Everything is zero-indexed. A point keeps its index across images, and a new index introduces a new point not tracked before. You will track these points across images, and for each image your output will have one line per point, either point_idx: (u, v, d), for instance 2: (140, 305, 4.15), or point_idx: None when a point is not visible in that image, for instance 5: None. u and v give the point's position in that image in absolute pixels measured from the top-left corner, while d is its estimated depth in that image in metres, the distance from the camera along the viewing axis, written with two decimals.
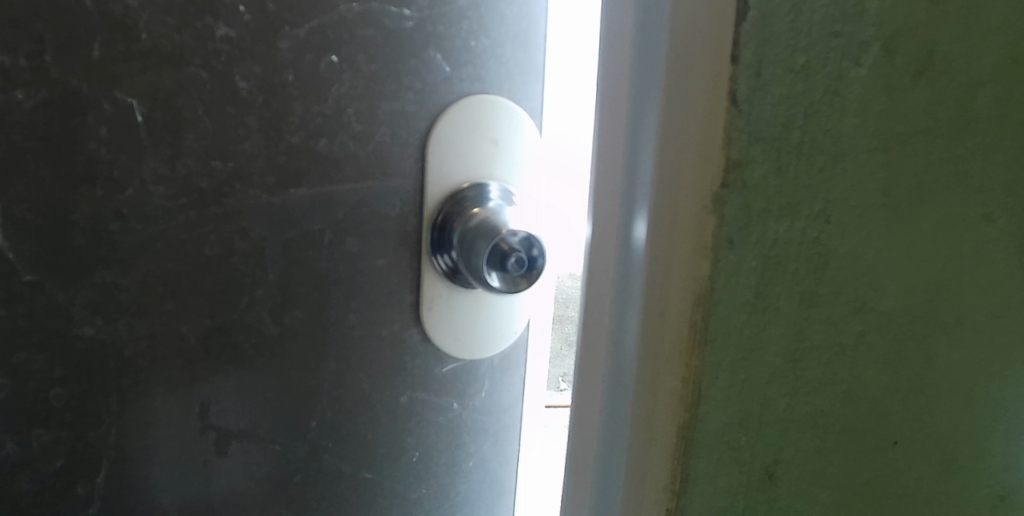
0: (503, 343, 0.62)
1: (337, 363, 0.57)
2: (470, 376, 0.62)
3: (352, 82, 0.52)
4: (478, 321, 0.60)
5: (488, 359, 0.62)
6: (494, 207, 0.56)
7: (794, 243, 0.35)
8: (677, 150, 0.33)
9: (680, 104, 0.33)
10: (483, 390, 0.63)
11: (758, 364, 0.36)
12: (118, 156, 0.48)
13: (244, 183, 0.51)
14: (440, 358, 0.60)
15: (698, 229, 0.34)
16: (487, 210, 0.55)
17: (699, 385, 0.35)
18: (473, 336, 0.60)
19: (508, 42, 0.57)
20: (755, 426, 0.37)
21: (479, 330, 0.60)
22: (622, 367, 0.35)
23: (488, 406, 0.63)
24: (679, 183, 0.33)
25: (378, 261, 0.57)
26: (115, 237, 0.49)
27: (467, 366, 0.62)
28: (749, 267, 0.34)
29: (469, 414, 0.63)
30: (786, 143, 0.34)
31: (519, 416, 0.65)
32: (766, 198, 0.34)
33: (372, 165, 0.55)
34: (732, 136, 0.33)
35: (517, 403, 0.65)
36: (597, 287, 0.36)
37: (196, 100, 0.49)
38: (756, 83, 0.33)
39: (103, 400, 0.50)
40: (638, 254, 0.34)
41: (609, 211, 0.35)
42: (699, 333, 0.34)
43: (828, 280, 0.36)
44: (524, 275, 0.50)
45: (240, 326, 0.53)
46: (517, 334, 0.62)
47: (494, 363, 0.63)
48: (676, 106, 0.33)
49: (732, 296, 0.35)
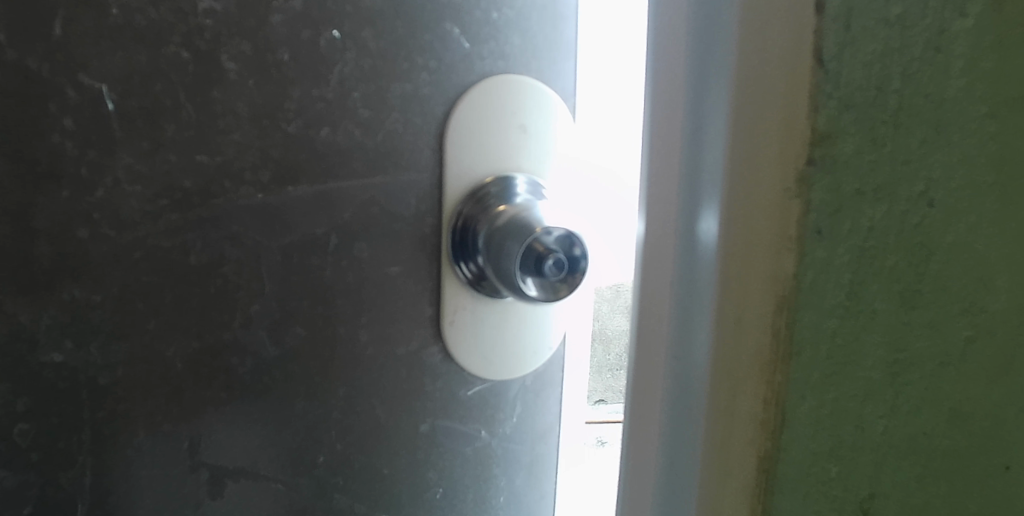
0: (537, 361, 0.57)
1: (347, 387, 0.51)
2: (494, 398, 0.56)
3: (356, 61, 0.47)
4: (503, 339, 0.55)
5: (519, 381, 0.57)
6: (523, 203, 0.51)
7: (892, 233, 0.29)
8: (752, 121, 0.27)
9: (752, 64, 0.27)
10: (514, 415, 0.57)
11: (850, 380, 0.30)
12: (86, 151, 0.42)
13: (235, 181, 0.46)
14: (462, 378, 0.55)
15: (780, 219, 0.28)
16: (514, 207, 0.50)
17: (783, 407, 0.29)
18: (504, 355, 0.55)
19: (534, 13, 0.52)
20: (847, 454, 0.30)
21: (508, 352, 0.55)
22: (690, 386, 0.30)
23: (519, 433, 0.58)
24: (756, 165, 0.27)
25: (391, 270, 0.51)
26: (85, 246, 0.43)
27: (490, 386, 0.56)
28: (840, 263, 0.28)
29: (498, 443, 0.57)
30: (881, 110, 0.28)
31: (556, 444, 0.60)
32: (859, 179, 0.28)
33: (382, 159, 0.49)
34: (818, 103, 0.27)
35: (551, 430, 0.60)
36: (654, 292, 0.30)
37: (177, 85, 0.44)
38: (846, 37, 0.27)
39: (75, 437, 0.45)
40: (708, 251, 0.28)
41: (666, 200, 0.29)
42: (783, 344, 0.28)
43: (932, 276, 0.30)
44: (564, 281, 0.45)
45: (234, 347, 0.48)
46: (551, 351, 0.57)
47: (527, 384, 0.58)
48: (749, 68, 0.27)
49: (821, 298, 0.28)
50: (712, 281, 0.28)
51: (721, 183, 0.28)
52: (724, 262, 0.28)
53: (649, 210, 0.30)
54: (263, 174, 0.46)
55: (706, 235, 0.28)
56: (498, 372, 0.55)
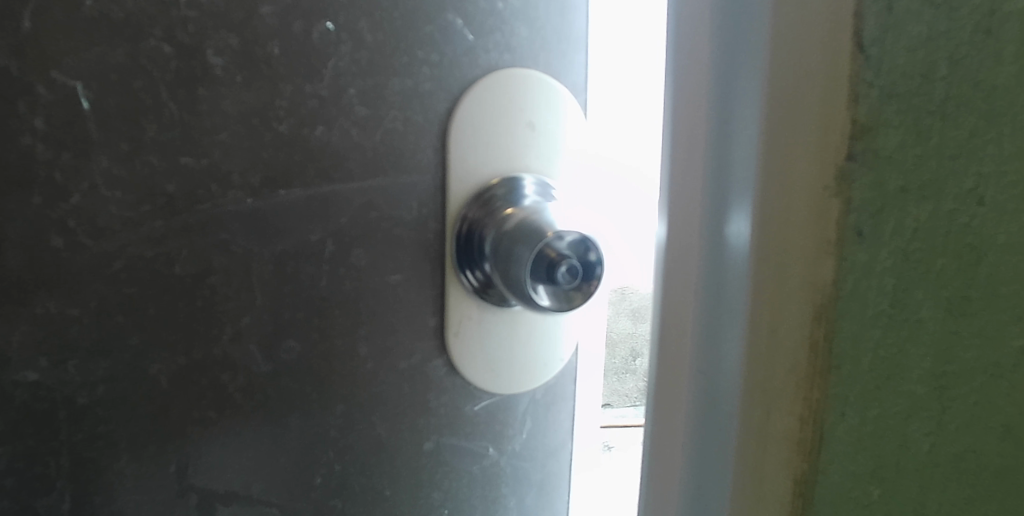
0: (549, 373, 0.55)
1: (346, 404, 0.49)
2: (502, 413, 0.54)
3: (352, 55, 0.45)
4: (511, 351, 0.53)
5: (529, 393, 0.55)
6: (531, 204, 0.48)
7: (938, 233, 0.26)
8: (786, 110, 0.25)
9: (786, 47, 0.24)
10: (524, 431, 0.55)
11: (893, 395, 0.27)
12: (60, 154, 0.40)
13: (222, 185, 0.43)
14: (468, 392, 0.52)
15: (819, 221, 0.25)
16: (522, 209, 0.48)
17: (821, 426, 0.26)
18: (512, 366, 0.53)
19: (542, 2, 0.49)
20: (889, 476, 0.28)
21: (517, 364, 0.53)
22: (719, 402, 0.27)
23: (529, 451, 0.55)
24: (792, 162, 0.25)
25: (392, 278, 0.49)
26: (61, 256, 0.41)
27: (497, 399, 0.53)
28: (883, 268, 0.26)
29: (507, 461, 0.54)
30: (925, 100, 0.25)
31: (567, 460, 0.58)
32: (902, 174, 0.25)
33: (380, 159, 0.47)
34: (858, 91, 0.24)
35: (563, 445, 0.58)
36: (679, 297, 0.28)
37: (158, 82, 0.41)
38: (889, 19, 0.24)
39: (53, 460, 0.43)
40: (738, 253, 0.26)
41: (691, 198, 0.27)
42: (822, 358, 0.26)
43: (983, 281, 0.27)
44: (578, 289, 0.42)
45: (223, 364, 0.45)
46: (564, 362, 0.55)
47: (537, 397, 0.55)
48: (783, 52, 0.24)
49: (862, 307, 0.26)
50: (744, 285, 0.26)
51: (751, 178, 0.25)
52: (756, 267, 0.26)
53: (672, 209, 0.28)
54: (252, 176, 0.44)
55: (737, 237, 0.26)
56: (507, 386, 0.53)
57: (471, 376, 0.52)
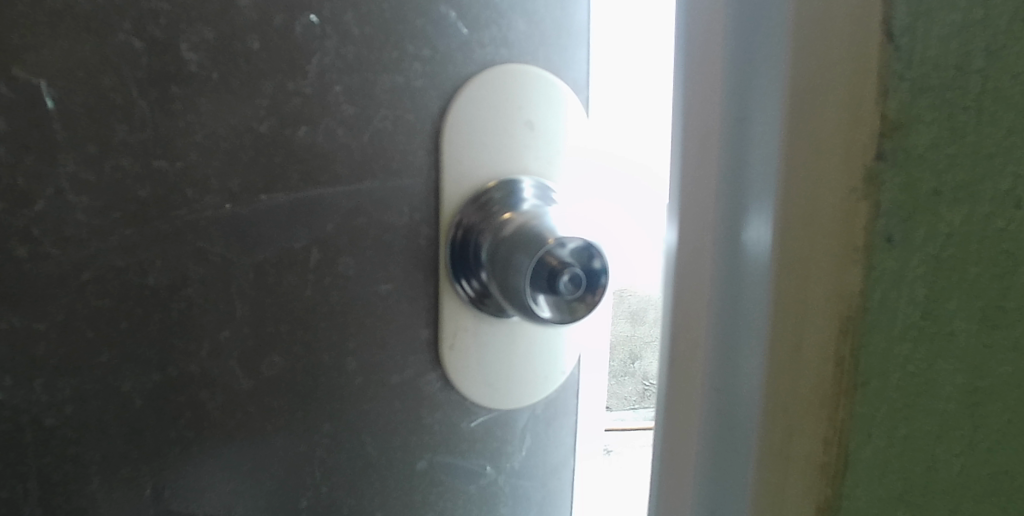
0: (550, 387, 0.52)
1: (333, 423, 0.47)
2: (498, 429, 0.52)
3: (338, 50, 0.43)
4: (510, 365, 0.50)
5: (529, 409, 0.53)
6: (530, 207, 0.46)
7: (972, 237, 0.24)
8: (811, 108, 0.23)
9: (811, 39, 0.22)
10: (524, 448, 0.53)
11: (924, 414, 0.25)
12: (23, 157, 0.38)
13: (199, 190, 0.41)
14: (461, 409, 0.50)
15: (847, 225, 0.23)
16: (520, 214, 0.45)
17: (846, 448, 0.24)
18: (512, 380, 0.50)
19: None
20: (919, 503, 0.26)
21: (516, 379, 0.50)
22: (737, 422, 0.25)
23: (529, 469, 0.54)
24: (817, 162, 0.23)
25: (382, 287, 0.47)
26: (26, 267, 0.39)
27: (494, 415, 0.51)
28: (913, 277, 0.24)
29: (505, 479, 0.53)
30: (960, 94, 0.23)
31: (568, 478, 0.56)
32: (936, 174, 0.23)
33: (368, 161, 0.45)
34: (888, 86, 0.22)
35: (565, 463, 0.56)
36: (690, 313, 0.26)
37: (128, 78, 0.39)
38: (921, 6, 0.22)
39: (20, 485, 0.40)
40: (758, 266, 0.24)
41: (703, 206, 0.25)
42: (848, 373, 0.24)
43: (1021, 290, 0.25)
44: (581, 298, 0.40)
45: (201, 381, 0.43)
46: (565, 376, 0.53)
47: (537, 413, 0.53)
48: (807, 41, 0.22)
49: (892, 318, 0.24)
50: (766, 300, 0.24)
51: (773, 183, 0.23)
52: (778, 278, 0.23)
53: (682, 218, 0.25)
54: (230, 179, 0.42)
55: (756, 247, 0.24)
56: (507, 400, 0.51)
57: (468, 391, 0.50)
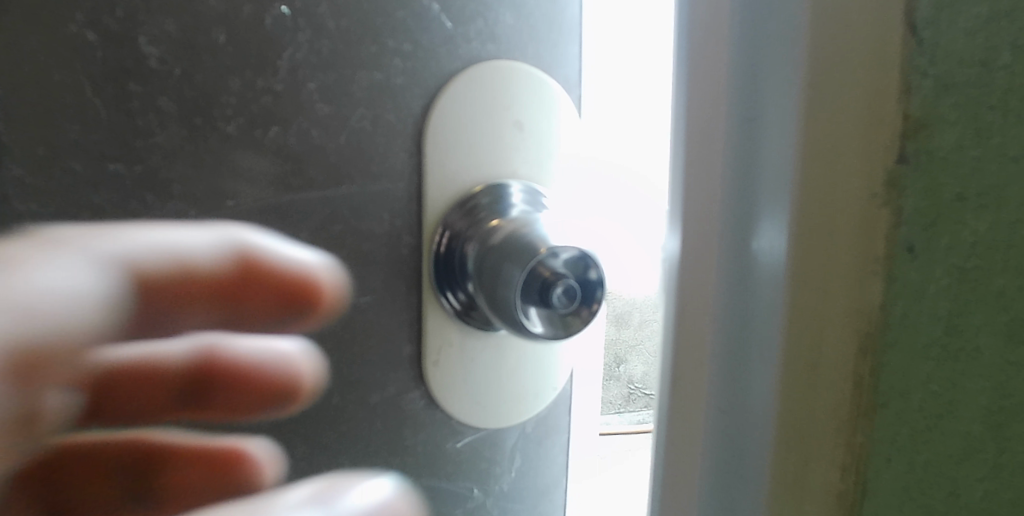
0: (539, 404, 0.51)
1: (310, 445, 0.44)
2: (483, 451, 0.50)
3: (312, 44, 0.40)
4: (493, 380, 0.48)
5: (517, 428, 0.51)
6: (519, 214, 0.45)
7: (1002, 248, 0.22)
8: (831, 105, 0.20)
9: (831, 29, 0.20)
10: (512, 469, 0.51)
11: (947, 439, 0.23)
12: None
13: (160, 196, 0.39)
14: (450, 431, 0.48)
15: (865, 233, 0.21)
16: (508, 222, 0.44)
17: (863, 473, 0.22)
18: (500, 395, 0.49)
19: None
20: None
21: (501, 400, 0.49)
22: (745, 447, 0.23)
23: (518, 492, 0.52)
24: (835, 165, 0.20)
25: (361, 300, 0.45)
26: None
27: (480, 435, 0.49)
28: (938, 290, 0.22)
29: (493, 502, 0.51)
30: (988, 93, 0.21)
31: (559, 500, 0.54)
32: (963, 178, 0.21)
33: (344, 164, 0.42)
34: (911, 84, 0.21)
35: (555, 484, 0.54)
36: (693, 325, 0.24)
37: (79, 74, 0.36)
38: None
39: None
40: (769, 278, 0.22)
41: (707, 210, 0.23)
42: (866, 394, 0.22)
43: None
44: (574, 312, 0.39)
45: None
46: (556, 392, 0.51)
47: (526, 432, 0.51)
48: (827, 30, 0.20)
49: (913, 334, 0.22)
50: (779, 318, 0.22)
51: (789, 187, 0.21)
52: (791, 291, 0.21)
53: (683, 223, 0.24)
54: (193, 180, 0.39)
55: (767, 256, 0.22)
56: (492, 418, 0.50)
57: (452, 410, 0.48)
